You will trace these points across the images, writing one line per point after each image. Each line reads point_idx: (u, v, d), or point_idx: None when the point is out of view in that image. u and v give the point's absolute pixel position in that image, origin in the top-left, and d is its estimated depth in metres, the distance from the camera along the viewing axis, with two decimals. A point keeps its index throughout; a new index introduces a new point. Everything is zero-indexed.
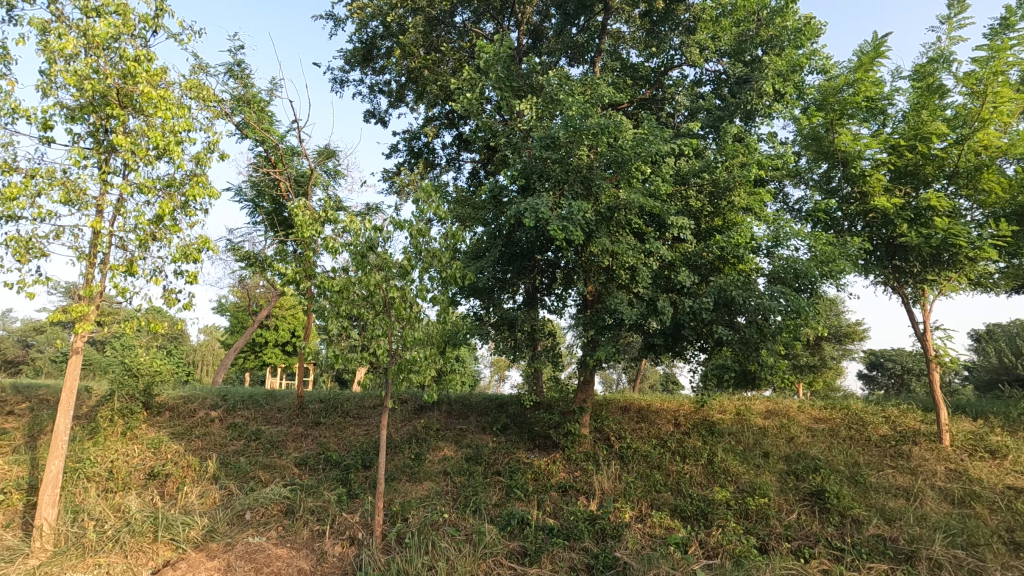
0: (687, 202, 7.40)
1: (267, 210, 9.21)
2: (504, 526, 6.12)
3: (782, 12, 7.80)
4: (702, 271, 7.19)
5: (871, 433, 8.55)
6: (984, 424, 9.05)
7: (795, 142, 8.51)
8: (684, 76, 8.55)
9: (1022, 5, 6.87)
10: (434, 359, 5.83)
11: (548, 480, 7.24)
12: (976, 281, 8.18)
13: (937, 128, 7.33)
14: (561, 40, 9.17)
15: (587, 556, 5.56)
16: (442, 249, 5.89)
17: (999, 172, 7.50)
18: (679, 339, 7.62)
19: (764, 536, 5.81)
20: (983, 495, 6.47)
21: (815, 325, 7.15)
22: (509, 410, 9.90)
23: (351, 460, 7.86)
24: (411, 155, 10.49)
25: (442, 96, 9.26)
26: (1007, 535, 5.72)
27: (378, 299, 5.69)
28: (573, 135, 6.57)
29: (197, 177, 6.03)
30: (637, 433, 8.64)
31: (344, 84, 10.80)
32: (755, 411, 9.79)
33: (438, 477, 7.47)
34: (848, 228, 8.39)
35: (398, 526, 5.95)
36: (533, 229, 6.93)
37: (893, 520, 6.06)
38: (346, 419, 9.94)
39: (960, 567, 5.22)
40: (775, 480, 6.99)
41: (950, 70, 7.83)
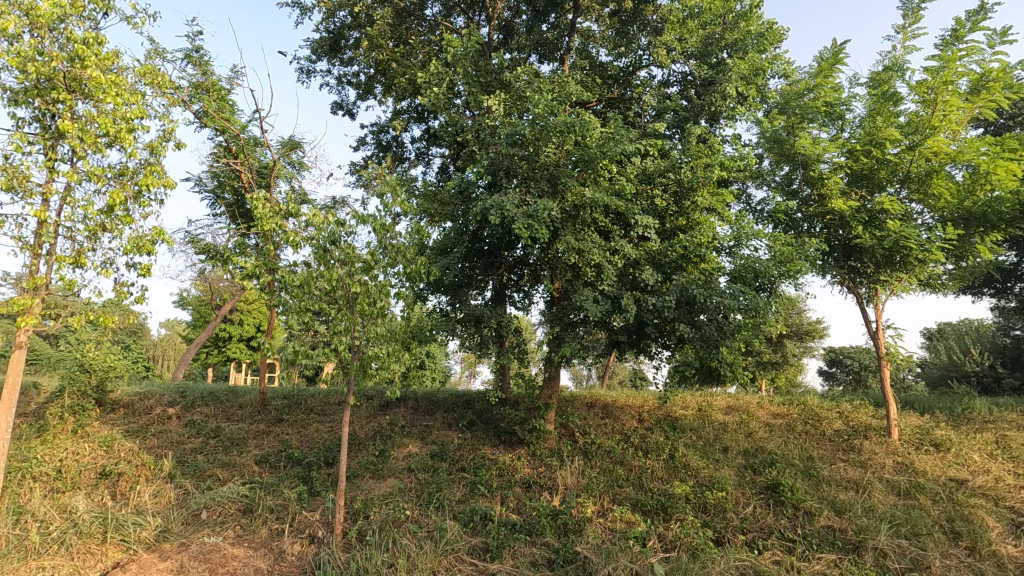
0: (652, 201, 7.54)
1: (229, 201, 8.98)
2: (467, 522, 6.10)
3: (747, 16, 8.05)
4: (666, 269, 7.30)
5: (826, 428, 8.84)
6: (930, 418, 9.46)
7: (758, 144, 8.69)
8: (652, 76, 8.65)
9: (970, 17, 7.16)
10: (397, 355, 5.78)
11: (512, 476, 7.27)
12: (925, 283, 8.53)
13: (891, 135, 7.62)
14: (531, 37, 9.18)
15: (548, 551, 5.61)
16: (408, 244, 5.83)
17: (948, 178, 7.81)
18: (643, 337, 7.73)
19: (721, 529, 5.97)
20: (927, 487, 6.75)
21: (773, 323, 7.35)
22: (476, 406, 9.91)
23: (313, 458, 7.73)
24: (379, 149, 10.36)
25: (411, 89, 9.16)
26: (948, 525, 5.99)
27: (339, 295, 5.60)
28: (541, 132, 6.58)
29: (152, 166, 5.84)
30: (602, 429, 8.75)
31: (311, 75, 10.59)
32: (716, 407, 10.03)
33: (402, 474, 7.41)
34: (807, 229, 8.63)
35: (359, 524, 5.88)
36: (499, 226, 6.93)
37: (843, 511, 6.29)
38: (309, 416, 9.79)
39: (903, 556, 5.45)
40: (733, 474, 7.17)
41: (904, 78, 8.11)
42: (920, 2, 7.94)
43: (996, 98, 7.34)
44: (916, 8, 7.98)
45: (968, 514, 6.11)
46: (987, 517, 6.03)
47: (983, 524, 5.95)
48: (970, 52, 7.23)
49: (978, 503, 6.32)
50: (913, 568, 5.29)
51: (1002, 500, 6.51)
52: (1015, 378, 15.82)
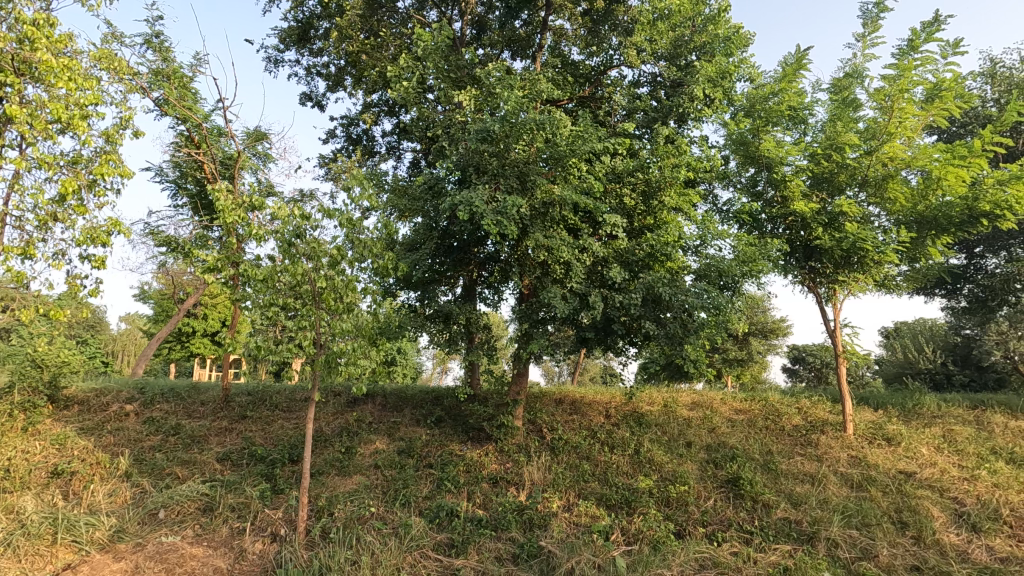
0: (621, 200, 7.65)
1: (192, 192, 8.74)
2: (432, 519, 6.09)
3: (715, 19, 8.23)
4: (634, 267, 7.40)
5: (785, 423, 9.12)
6: (883, 414, 9.84)
7: (725, 146, 8.86)
8: (622, 77, 8.73)
9: (924, 28, 7.45)
10: (364, 351, 5.73)
11: (479, 472, 7.29)
12: (880, 283, 8.85)
13: (849, 139, 7.90)
14: (504, 34, 9.18)
15: (513, 546, 5.65)
16: (375, 239, 5.74)
17: (903, 183, 8.12)
18: (610, 333, 7.84)
19: (682, 522, 6.11)
20: (878, 479, 7.03)
21: (737, 322, 7.53)
22: (445, 402, 9.90)
23: (277, 455, 7.60)
24: (349, 142, 10.22)
25: (381, 82, 9.04)
26: (896, 516, 6.26)
27: (305, 290, 5.50)
28: (510, 129, 6.56)
29: (108, 154, 5.64)
30: (569, 425, 8.84)
31: (279, 64, 10.37)
32: (681, 403, 10.24)
33: (368, 471, 7.35)
34: (770, 230, 8.89)
35: (323, 521, 5.81)
36: (468, 222, 6.90)
37: (798, 504, 6.50)
38: (274, 413, 9.62)
39: (853, 545, 5.68)
40: (695, 469, 7.35)
41: (863, 85, 8.39)
42: (879, 12, 8.22)
43: (948, 107, 7.65)
44: (874, 17, 8.26)
45: (915, 504, 6.39)
46: (932, 508, 6.33)
47: (928, 514, 6.22)
48: (924, 62, 7.53)
49: (924, 494, 6.62)
50: (862, 557, 5.51)
51: (946, 491, 6.83)
52: (964, 376, 16.69)
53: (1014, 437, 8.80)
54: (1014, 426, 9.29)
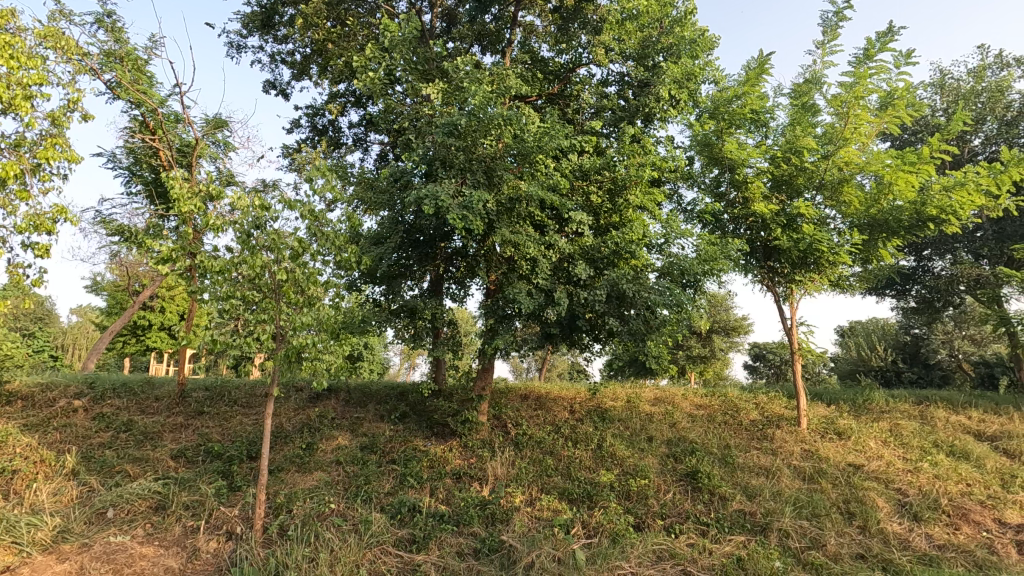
0: (587, 198, 7.73)
1: (147, 179, 8.42)
2: (394, 514, 6.05)
3: (682, 21, 8.33)
4: (599, 264, 7.46)
5: (743, 418, 9.38)
6: (835, 409, 10.23)
7: (690, 147, 9.04)
8: (591, 75, 8.79)
9: (879, 38, 7.74)
10: (326, 345, 5.63)
11: (443, 467, 7.26)
12: (835, 283, 9.17)
13: (808, 143, 8.14)
14: (473, 27, 9.11)
15: (474, 541, 5.66)
16: (338, 232, 5.61)
17: (857, 187, 8.42)
18: (575, 330, 7.90)
19: (642, 515, 6.22)
20: (828, 472, 7.29)
21: (697, 319, 7.69)
22: (409, 398, 9.83)
23: (235, 452, 7.42)
24: (314, 132, 10.01)
25: (347, 72, 8.86)
26: (844, 506, 6.52)
27: (264, 284, 5.35)
28: (477, 124, 6.52)
29: (53, 138, 5.39)
30: (534, 420, 8.90)
31: (242, 50, 10.07)
32: (644, 398, 10.43)
33: (329, 467, 7.24)
34: (732, 230, 9.11)
35: (281, 518, 5.70)
36: (434, 216, 6.82)
37: (753, 496, 6.71)
38: (233, 408, 9.39)
39: (804, 535, 5.89)
40: (656, 462, 7.50)
41: (821, 92, 8.65)
42: (838, 21, 8.49)
43: (900, 115, 7.97)
44: (833, 26, 8.53)
45: (862, 495, 6.67)
46: (878, 498, 6.61)
47: (873, 504, 6.50)
48: (878, 70, 7.81)
49: (871, 485, 6.91)
50: (811, 546, 5.72)
51: (891, 482, 7.14)
52: (912, 373, 17.45)
53: (954, 431, 9.27)
54: (955, 420, 9.76)
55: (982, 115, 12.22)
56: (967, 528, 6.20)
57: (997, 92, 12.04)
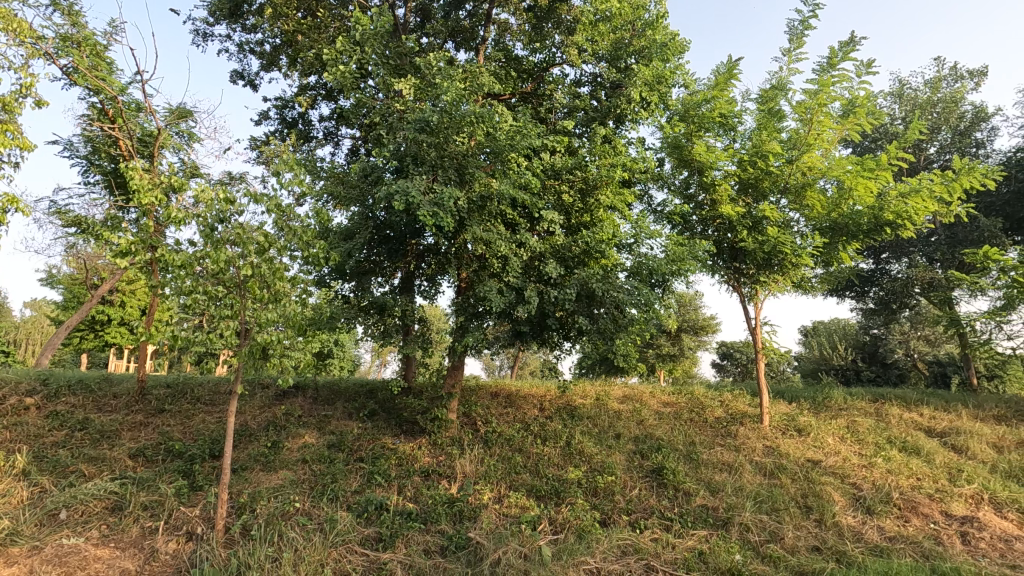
0: (559, 197, 7.79)
1: (106, 169, 8.13)
2: (361, 513, 6.00)
3: (654, 25, 8.43)
4: (569, 263, 7.50)
5: (708, 415, 9.60)
6: (796, 406, 10.56)
7: (660, 149, 9.19)
8: (564, 75, 8.84)
9: (841, 48, 7.99)
10: (292, 342, 5.53)
11: (412, 465, 7.22)
12: (797, 285, 9.45)
13: (773, 148, 8.34)
14: (447, 24, 9.07)
15: (441, 538, 5.66)
16: (306, 227, 5.51)
17: (819, 191, 8.68)
18: (545, 329, 7.95)
19: (608, 511, 6.31)
20: (787, 468, 7.52)
21: (665, 319, 7.83)
22: (378, 396, 9.77)
23: (196, 451, 7.25)
24: (284, 125, 9.82)
25: (317, 64, 8.70)
26: (802, 500, 6.74)
27: (228, 279, 5.22)
28: (449, 121, 6.48)
29: (4, 124, 5.16)
30: (503, 418, 8.94)
31: (208, 38, 9.79)
32: (613, 396, 10.59)
33: (295, 465, 7.13)
34: (699, 231, 9.31)
35: (244, 518, 5.59)
36: (405, 213, 6.75)
37: (716, 491, 6.88)
38: (195, 406, 9.15)
39: (763, 529, 6.07)
40: (623, 459, 7.62)
41: (787, 98, 8.86)
42: (803, 30, 8.72)
43: (861, 122, 8.24)
44: (799, 34, 8.77)
45: (819, 490, 6.90)
46: (834, 492, 6.85)
47: (830, 498, 6.74)
48: (841, 79, 8.06)
49: (827, 480, 7.16)
50: (770, 539, 5.89)
51: (847, 477, 7.41)
52: (871, 372, 18.21)
53: (906, 427, 9.67)
54: (908, 417, 10.18)
55: (937, 125, 12.75)
56: (916, 520, 6.47)
57: (951, 103, 12.58)
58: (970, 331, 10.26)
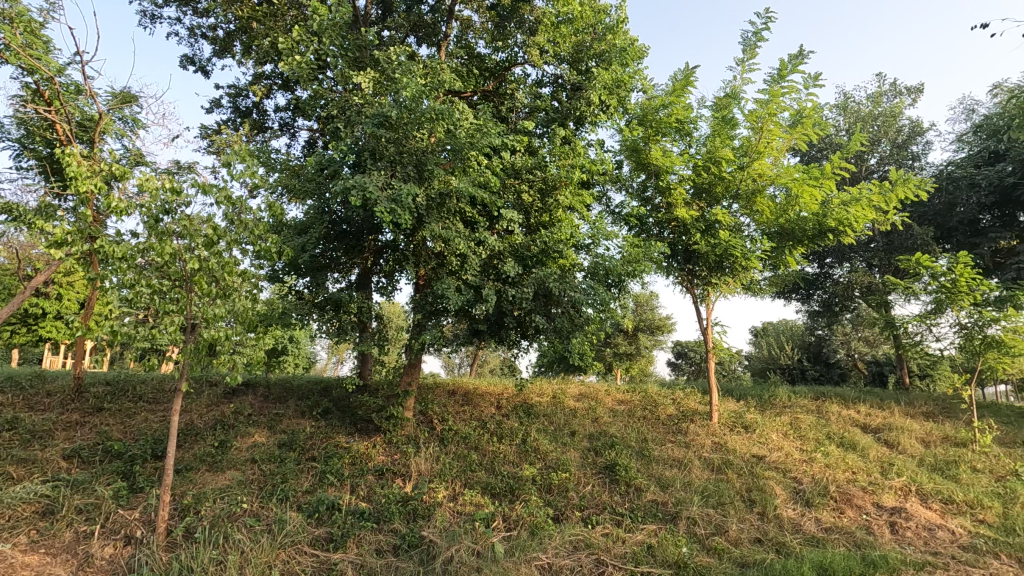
0: (518, 196, 7.83)
1: (41, 154, 7.65)
2: (312, 513, 5.88)
3: (614, 29, 8.56)
4: (528, 262, 7.55)
5: (660, 413, 9.87)
6: (743, 403, 10.97)
7: (619, 151, 9.37)
8: (526, 75, 8.88)
9: (791, 60, 8.32)
10: (241, 338, 5.37)
11: (366, 464, 7.13)
12: (746, 287, 9.82)
13: (726, 154, 8.61)
14: (409, 18, 8.96)
15: (394, 537, 5.61)
16: (258, 220, 5.34)
17: (768, 197, 9.03)
18: (502, 327, 7.97)
19: (561, 507, 6.41)
20: (734, 463, 7.80)
21: (620, 319, 7.99)
22: (332, 393, 9.60)
23: (138, 451, 6.94)
24: (237, 114, 9.51)
25: (273, 53, 8.45)
26: (747, 494, 7.01)
27: (174, 272, 5.01)
28: (409, 116, 6.40)
29: None
30: (460, 415, 8.94)
31: (157, 21, 9.37)
32: (569, 394, 10.75)
33: (243, 466, 6.93)
34: (656, 233, 9.55)
35: (187, 520, 5.39)
36: (362, 208, 6.64)
37: (666, 486, 7.09)
38: (137, 404, 8.76)
39: (709, 522, 6.28)
40: (577, 456, 7.75)
41: (739, 106, 9.16)
42: (756, 41, 9.04)
43: (807, 132, 8.60)
44: (752, 46, 9.08)
45: (762, 484, 7.20)
46: (776, 486, 7.16)
47: (772, 492, 7.05)
48: (790, 90, 8.40)
49: (770, 475, 7.47)
50: (715, 532, 6.11)
51: (788, 471, 7.75)
52: (815, 372, 19.49)
53: (844, 423, 10.19)
54: (846, 414, 10.73)
55: (878, 138, 13.47)
56: (850, 511, 6.82)
57: (890, 117, 13.31)
58: (904, 332, 10.87)
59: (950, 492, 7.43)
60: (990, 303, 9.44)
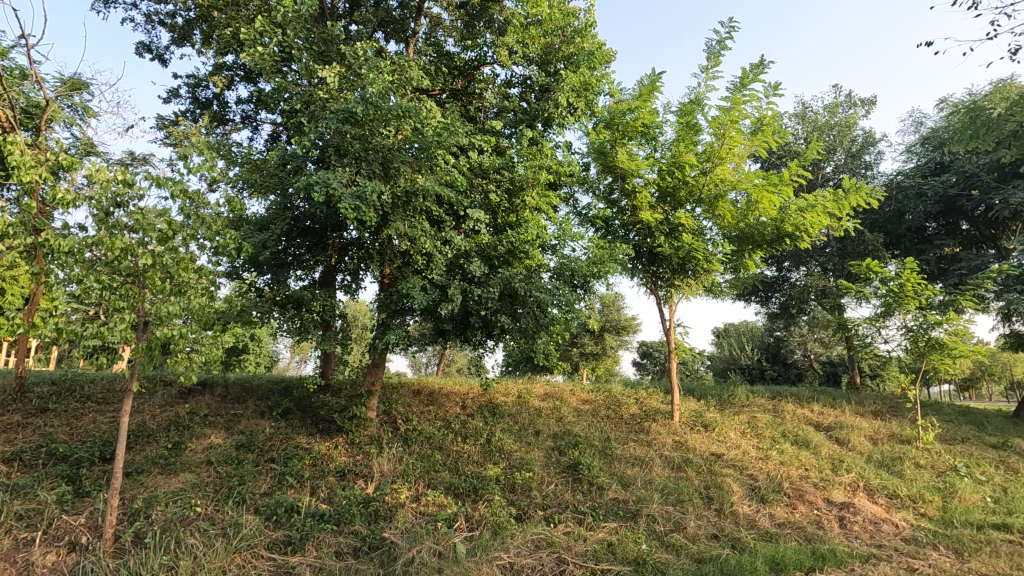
0: (486, 196, 7.83)
1: None
2: (269, 516, 5.75)
3: (582, 33, 8.65)
4: (494, 262, 7.55)
5: (624, 412, 10.03)
6: (704, 403, 11.24)
7: (586, 153, 9.46)
8: (494, 75, 8.90)
9: (753, 69, 8.56)
10: (197, 336, 5.19)
11: (327, 465, 7.01)
12: (707, 289, 10.06)
13: (690, 159, 8.79)
14: (377, 13, 8.86)
15: (354, 539, 5.54)
16: (215, 216, 5.17)
17: (730, 202, 9.26)
18: (468, 327, 7.95)
19: (524, 507, 6.44)
20: (693, 461, 7.98)
21: (584, 319, 8.07)
22: (293, 393, 9.40)
23: (85, 454, 6.65)
24: (196, 105, 9.21)
25: (235, 43, 8.23)
26: (705, 492, 7.18)
27: (125, 268, 4.80)
28: (375, 113, 6.29)
29: None
30: (424, 415, 8.88)
31: (111, 5, 8.99)
32: (535, 393, 10.81)
33: (198, 468, 6.73)
34: (622, 235, 9.68)
35: (136, 525, 5.19)
36: (326, 205, 6.51)
37: (627, 484, 7.22)
38: (85, 405, 8.40)
39: (668, 519, 6.42)
40: (541, 455, 7.80)
41: (703, 113, 9.37)
42: (720, 50, 9.26)
43: (767, 140, 8.86)
44: (716, 54, 9.31)
45: (720, 482, 7.40)
46: (733, 484, 7.37)
47: (729, 489, 7.25)
48: (751, 98, 8.65)
49: (728, 472, 7.68)
50: (674, 529, 6.25)
51: (745, 468, 7.99)
52: (774, 372, 20.20)
53: (799, 422, 10.55)
54: (801, 413, 11.11)
55: (834, 147, 14.00)
56: (802, 507, 7.07)
57: (845, 127, 13.85)
58: (855, 334, 11.30)
59: (895, 487, 7.79)
60: (934, 307, 9.92)
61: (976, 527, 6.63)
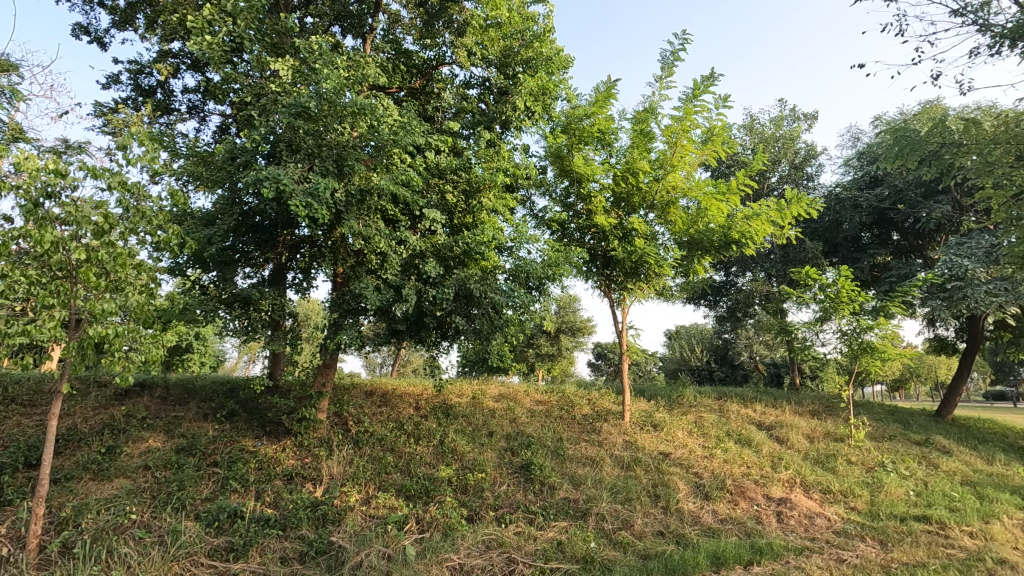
0: (442, 196, 7.79)
1: None
2: (210, 522, 5.54)
3: (541, 37, 8.77)
4: (449, 263, 7.52)
5: (576, 412, 10.19)
6: (654, 403, 11.55)
7: (544, 157, 9.56)
8: (453, 75, 8.90)
9: (704, 80, 8.87)
10: (134, 334, 4.95)
11: (273, 469, 6.81)
12: (659, 292, 10.35)
13: (643, 166, 9.01)
14: (333, 7, 8.69)
15: (301, 544, 5.41)
16: (157, 209, 4.96)
17: (681, 208, 9.56)
18: (422, 327, 7.89)
19: (476, 508, 6.45)
20: (642, 460, 8.18)
21: (538, 321, 8.16)
22: (239, 395, 9.09)
23: (7, 460, 6.23)
24: (137, 92, 8.77)
25: (181, 30, 7.90)
26: (653, 490, 7.39)
27: (57, 262, 4.53)
28: (329, 109, 6.15)
29: None
30: (376, 417, 8.75)
31: None
32: (489, 394, 10.84)
33: (135, 473, 6.42)
34: (577, 238, 9.83)
35: (64, 534, 4.91)
36: (277, 201, 6.33)
37: (578, 484, 7.34)
38: (8, 407, 7.85)
39: (617, 517, 6.58)
40: (494, 456, 7.84)
41: (657, 121, 9.63)
42: (673, 61, 9.55)
43: (717, 149, 9.18)
44: (669, 64, 9.59)
45: (667, 479, 7.63)
46: (679, 481, 7.61)
47: (675, 486, 7.48)
48: (702, 109, 8.96)
49: (674, 470, 7.93)
50: (622, 526, 6.40)
51: (691, 466, 8.26)
52: (721, 373, 21.02)
53: (742, 421, 10.99)
54: (744, 413, 11.57)
55: (778, 158, 14.67)
56: (743, 503, 7.37)
57: (789, 140, 14.52)
58: (796, 337, 11.86)
59: (828, 483, 8.23)
60: (866, 312, 10.54)
61: (899, 519, 7.08)
